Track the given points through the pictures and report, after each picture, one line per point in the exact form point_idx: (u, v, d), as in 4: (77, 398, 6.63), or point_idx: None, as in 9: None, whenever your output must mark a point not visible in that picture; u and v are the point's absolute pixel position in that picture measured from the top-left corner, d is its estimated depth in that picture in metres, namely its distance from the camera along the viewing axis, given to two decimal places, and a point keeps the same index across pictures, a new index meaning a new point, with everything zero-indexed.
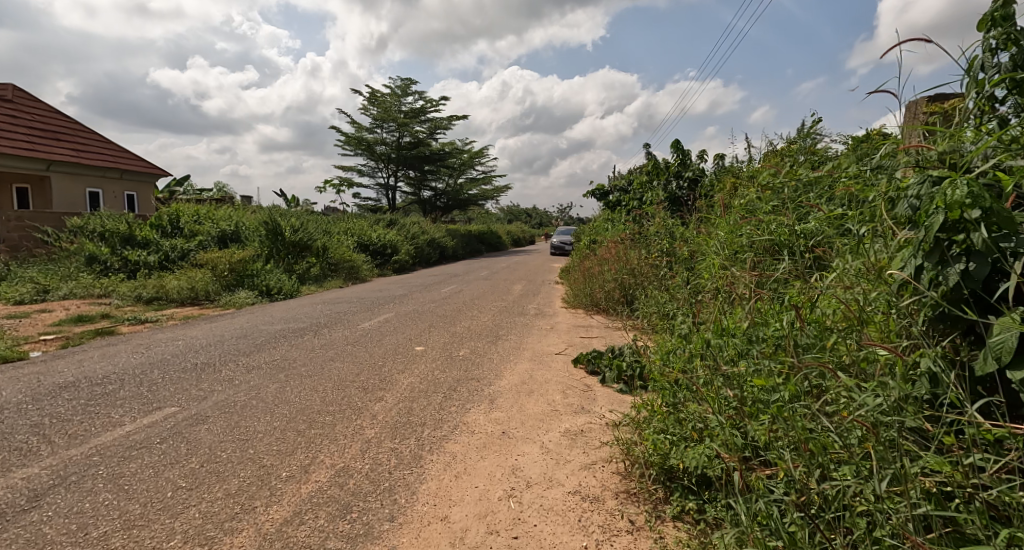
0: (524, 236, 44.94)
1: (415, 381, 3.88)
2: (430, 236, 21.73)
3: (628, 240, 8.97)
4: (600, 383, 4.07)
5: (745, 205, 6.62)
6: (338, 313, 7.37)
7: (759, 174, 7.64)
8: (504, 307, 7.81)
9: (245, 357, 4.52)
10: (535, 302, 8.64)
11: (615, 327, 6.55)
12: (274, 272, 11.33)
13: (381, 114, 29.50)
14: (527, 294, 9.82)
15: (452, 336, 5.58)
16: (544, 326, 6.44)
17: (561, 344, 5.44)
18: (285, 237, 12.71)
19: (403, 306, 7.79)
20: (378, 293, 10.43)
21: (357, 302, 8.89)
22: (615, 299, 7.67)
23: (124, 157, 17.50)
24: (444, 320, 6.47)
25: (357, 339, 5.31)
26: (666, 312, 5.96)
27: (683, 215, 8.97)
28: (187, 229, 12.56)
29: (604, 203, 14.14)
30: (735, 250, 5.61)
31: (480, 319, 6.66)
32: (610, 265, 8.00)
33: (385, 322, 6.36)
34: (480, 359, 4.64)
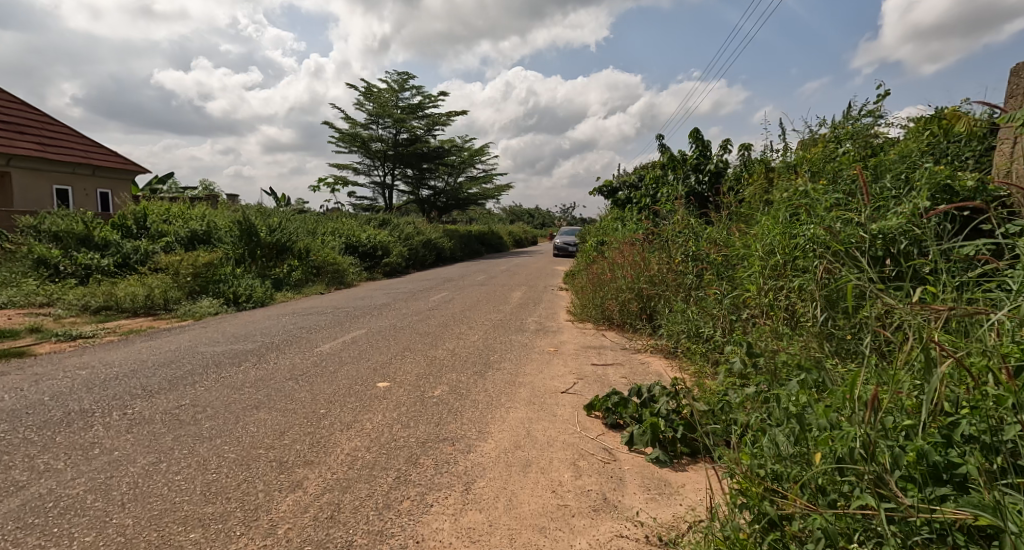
0: (526, 236, 43.68)
1: (360, 446, 2.73)
2: (426, 237, 20.59)
3: (644, 242, 7.78)
4: (624, 446, 2.87)
5: (792, 199, 5.43)
6: (303, 329, 6.20)
7: (801, 165, 6.45)
8: (497, 321, 6.67)
9: (141, 402, 3.34)
10: (534, 314, 7.49)
11: (632, 349, 5.40)
12: (245, 277, 10.23)
13: (376, 110, 28.43)
14: (525, 303, 8.66)
15: (430, 364, 4.43)
16: (544, 348, 5.29)
17: (567, 376, 4.29)
18: (260, 238, 11.59)
19: (382, 320, 6.64)
20: (360, 301, 9.29)
21: (335, 313, 7.74)
22: (631, 313, 6.51)
23: (96, 153, 16.51)
24: (424, 340, 5.34)
25: (307, 370, 4.14)
26: (699, 334, 4.82)
27: (707, 213, 7.82)
28: (153, 230, 11.49)
29: (612, 200, 12.97)
30: (788, 255, 4.42)
31: (467, 339, 5.51)
32: (624, 272, 6.82)
33: (351, 344, 5.18)
34: (460, 402, 3.49)
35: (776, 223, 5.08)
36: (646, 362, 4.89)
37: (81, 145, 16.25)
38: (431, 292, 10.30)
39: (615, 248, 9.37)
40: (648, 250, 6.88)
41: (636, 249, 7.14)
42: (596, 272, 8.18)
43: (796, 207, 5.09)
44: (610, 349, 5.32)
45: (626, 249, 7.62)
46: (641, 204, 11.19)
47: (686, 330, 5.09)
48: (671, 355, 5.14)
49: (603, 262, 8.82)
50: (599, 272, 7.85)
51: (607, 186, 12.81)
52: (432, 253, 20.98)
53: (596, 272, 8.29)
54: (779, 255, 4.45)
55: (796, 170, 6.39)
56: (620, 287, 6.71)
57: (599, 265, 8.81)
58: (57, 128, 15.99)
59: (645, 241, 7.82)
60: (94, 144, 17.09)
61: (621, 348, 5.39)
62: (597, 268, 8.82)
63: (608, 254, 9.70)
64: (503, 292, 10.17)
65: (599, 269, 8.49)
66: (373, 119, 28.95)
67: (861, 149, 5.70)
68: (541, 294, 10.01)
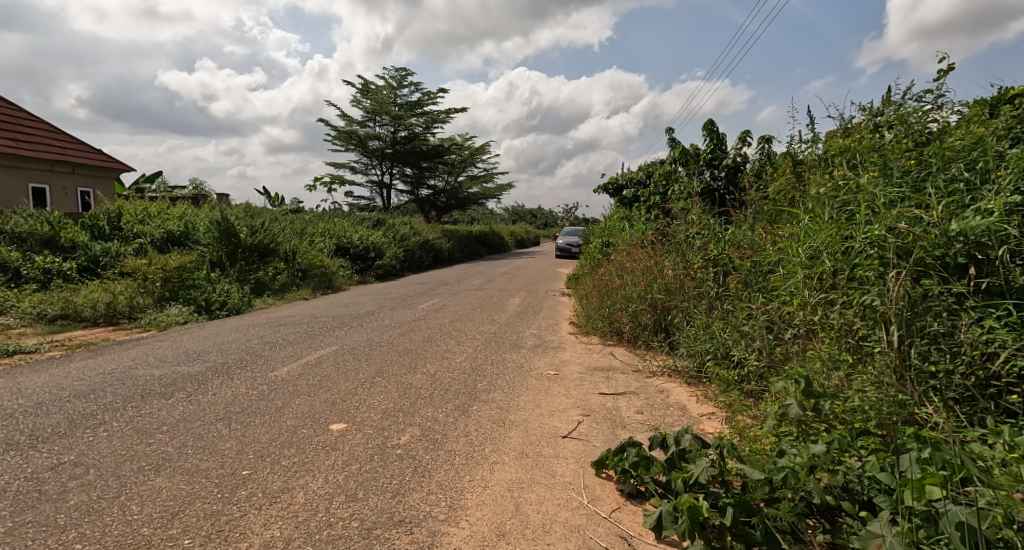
0: (528, 237, 42.91)
1: (279, 539, 1.94)
2: (423, 238, 19.81)
3: (656, 243, 6.93)
4: (651, 531, 2.07)
5: (834, 194, 4.62)
6: (268, 345, 5.41)
7: (837, 156, 5.63)
8: (490, 335, 5.87)
9: (13, 457, 2.55)
10: (532, 325, 6.69)
11: (646, 371, 4.58)
12: (221, 282, 9.45)
13: (373, 107, 27.74)
14: (523, 311, 7.84)
15: (400, 397, 3.62)
16: (542, 371, 4.47)
17: (569, 412, 3.49)
18: (240, 240, 10.82)
19: (360, 334, 5.84)
20: (344, 308, 8.50)
21: (312, 323, 6.94)
22: (643, 327, 5.69)
23: (77, 151, 15.84)
24: (401, 362, 4.55)
25: (247, 405, 3.34)
26: (732, 356, 4.02)
27: (728, 213, 6.99)
28: (127, 230, 10.76)
29: (617, 198, 12.17)
30: (839, 261, 3.59)
31: (452, 360, 4.69)
32: (635, 279, 6.00)
33: (312, 366, 4.37)
34: (431, 455, 2.71)
35: (820, 221, 4.24)
36: (664, 391, 4.07)
37: (60, 142, 15.57)
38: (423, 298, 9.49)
39: (622, 252, 8.55)
40: (663, 252, 6.05)
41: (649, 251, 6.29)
42: (603, 277, 7.36)
43: (842, 202, 4.26)
44: (622, 373, 4.50)
45: (635, 252, 6.80)
46: (649, 203, 10.36)
47: (713, 350, 4.28)
48: (694, 380, 4.32)
49: (610, 266, 8.00)
50: (606, 278, 7.03)
51: (613, 184, 11.99)
52: (429, 254, 20.20)
53: (603, 277, 7.48)
54: (828, 260, 3.63)
55: (833, 161, 5.56)
56: (631, 297, 5.89)
57: (606, 269, 7.99)
58: (35, 125, 15.31)
59: (658, 244, 6.99)
60: (75, 141, 16.42)
61: (634, 371, 4.58)
62: (604, 272, 8.00)
63: (614, 258, 8.87)
64: (499, 298, 9.36)
65: (605, 274, 7.67)
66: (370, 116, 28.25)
67: (911, 136, 4.89)
68: (541, 301, 9.20)
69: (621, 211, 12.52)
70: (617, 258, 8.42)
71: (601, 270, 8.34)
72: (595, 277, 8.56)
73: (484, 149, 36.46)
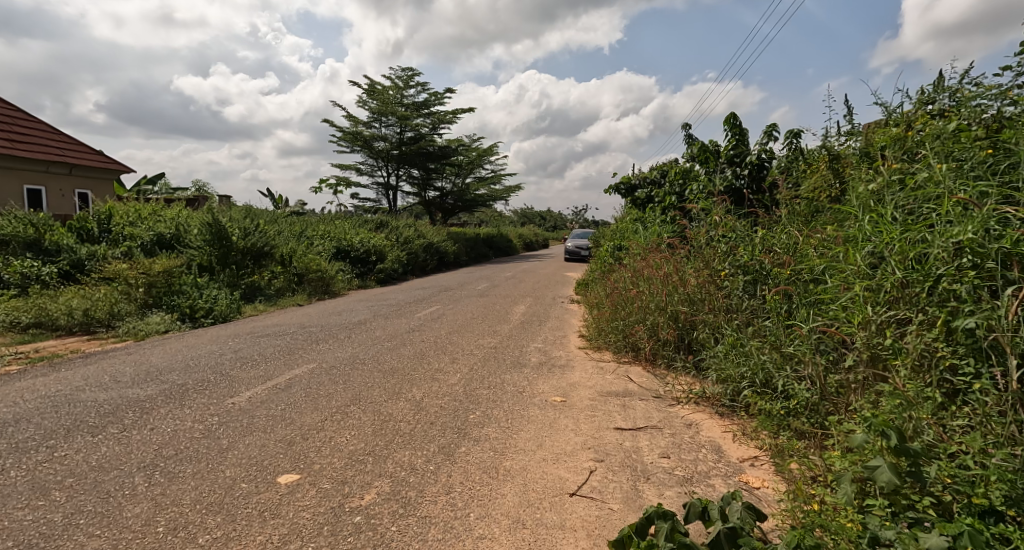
0: (537, 240, 42.33)
1: None
2: (427, 241, 19.27)
3: (676, 248, 6.26)
4: None
5: (892, 191, 3.93)
6: (240, 362, 4.80)
7: (884, 150, 4.95)
8: (489, 352, 5.23)
9: None
10: (537, 338, 6.05)
11: (668, 399, 3.93)
12: (209, 287, 8.91)
13: (379, 107, 27.34)
14: (527, 322, 7.20)
15: (374, 437, 2.99)
16: (547, 398, 3.84)
17: (578, 458, 2.85)
18: (232, 243, 10.26)
19: (345, 349, 5.22)
20: (337, 317, 7.91)
21: (297, 334, 6.33)
22: (662, 343, 5.03)
23: (74, 151, 15.48)
24: (385, 387, 3.94)
25: (183, 447, 2.71)
26: (777, 386, 3.36)
27: (756, 214, 6.32)
28: (116, 232, 10.27)
29: (629, 199, 11.52)
30: (914, 271, 2.92)
31: (443, 384, 4.06)
32: (654, 289, 5.34)
33: (279, 392, 3.74)
34: (399, 528, 2.08)
35: (880, 222, 3.55)
36: (693, 425, 3.41)
37: (57, 142, 15.19)
38: (423, 305, 8.88)
39: (637, 257, 7.89)
40: (685, 258, 5.38)
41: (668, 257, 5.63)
42: (617, 285, 6.69)
43: (907, 199, 3.57)
44: (640, 402, 3.84)
45: (651, 257, 6.14)
46: (664, 204, 9.70)
47: (749, 375, 3.61)
48: (726, 411, 3.65)
49: (624, 272, 7.33)
50: (620, 286, 6.37)
51: (625, 184, 11.34)
52: (434, 257, 19.65)
53: (616, 285, 6.81)
54: (899, 271, 2.96)
55: (883, 156, 4.88)
56: (649, 309, 5.24)
57: (620, 276, 7.31)
58: (31, 125, 14.96)
59: (678, 249, 6.32)
60: (74, 141, 16.05)
61: (655, 398, 3.92)
62: (617, 280, 7.33)
63: (627, 263, 8.20)
64: (503, 306, 8.71)
65: (618, 281, 7.01)
66: (376, 117, 27.83)
67: (977, 124, 4.21)
68: (548, 309, 8.56)
69: (634, 213, 11.86)
70: (631, 263, 7.77)
71: (614, 277, 7.67)
72: (608, 284, 7.90)
73: (492, 151, 35.94)
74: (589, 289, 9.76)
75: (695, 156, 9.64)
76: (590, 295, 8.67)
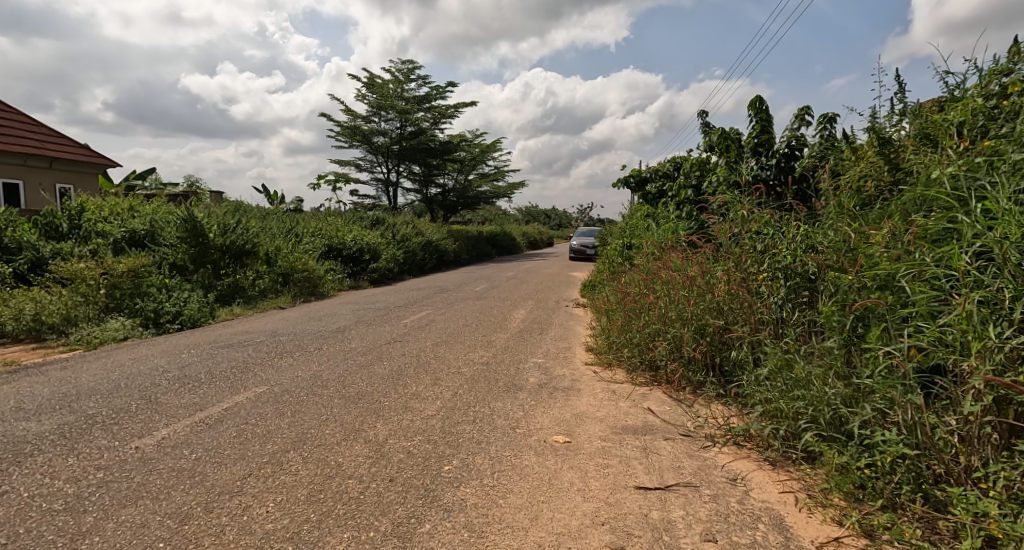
0: (541, 238, 41.53)
1: None
2: (426, 239, 18.52)
3: (699, 248, 5.40)
4: None
5: (992, 173, 3.07)
6: (179, 383, 3.98)
7: (958, 128, 4.11)
8: (479, 373, 4.42)
9: None
10: (537, 351, 5.25)
11: (700, 439, 3.12)
12: (179, 288, 8.14)
13: (378, 101, 26.68)
14: (526, 331, 6.38)
15: (305, 507, 2.16)
16: (546, 440, 3.03)
17: (588, 542, 2.03)
18: (209, 240, 9.47)
19: (309, 367, 4.40)
20: (316, 323, 7.12)
21: (263, 345, 5.52)
22: (687, 362, 4.21)
23: (55, 144, 14.77)
24: (342, 422, 3.14)
25: (23, 534, 1.89)
26: (859, 432, 2.53)
27: (792, 207, 5.48)
28: (86, 229, 9.52)
29: (639, 194, 10.69)
30: None
31: (417, 419, 3.23)
32: (677, 297, 4.51)
33: (203, 430, 2.91)
34: None
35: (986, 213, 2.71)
36: (739, 481, 2.58)
37: (36, 134, 14.49)
38: (414, 310, 8.08)
39: (651, 258, 7.07)
40: (713, 259, 4.53)
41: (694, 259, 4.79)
42: (631, 289, 5.86)
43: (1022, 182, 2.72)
44: (665, 445, 3.02)
45: (671, 258, 5.31)
46: (679, 198, 8.88)
47: (813, 413, 2.79)
48: (778, 458, 2.82)
49: (638, 275, 6.49)
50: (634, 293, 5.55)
51: (634, 177, 10.52)
52: (433, 256, 18.91)
53: (629, 291, 5.98)
54: None
55: (959, 134, 4.03)
56: (671, 321, 4.41)
57: (633, 277, 6.48)
58: (9, 115, 14.25)
59: (702, 248, 5.48)
60: (56, 134, 15.36)
61: (683, 439, 3.11)
62: (629, 283, 6.49)
63: (640, 266, 7.38)
64: (502, 311, 7.92)
65: (629, 285, 6.19)
66: (376, 111, 27.10)
67: None
68: (550, 314, 7.77)
69: (645, 208, 11.04)
70: (644, 264, 6.94)
71: (627, 279, 6.84)
72: (620, 287, 7.08)
73: (495, 147, 35.18)
74: (596, 292, 8.94)
75: (713, 146, 8.82)
76: (598, 299, 7.87)
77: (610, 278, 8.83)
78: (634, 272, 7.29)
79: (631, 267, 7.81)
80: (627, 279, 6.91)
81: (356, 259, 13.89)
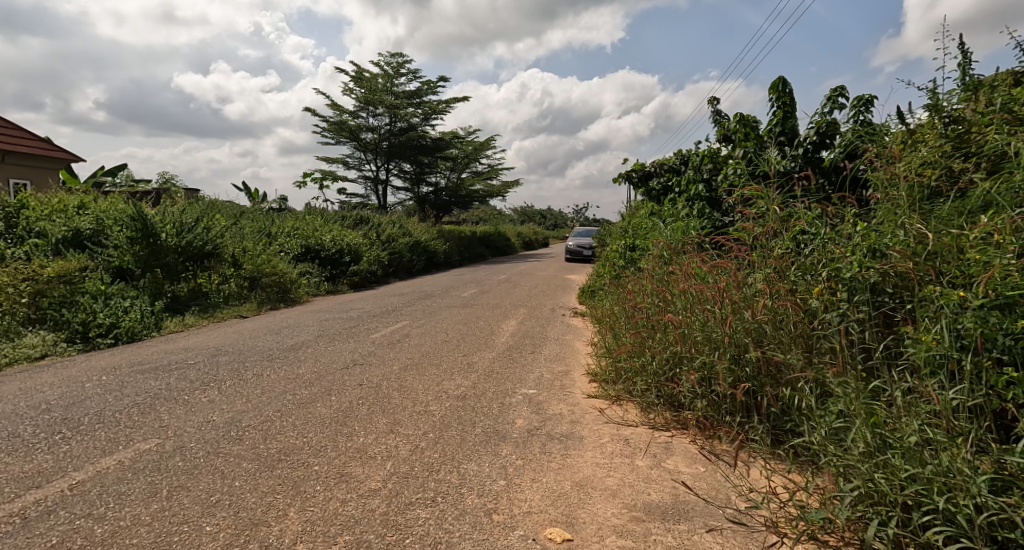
0: (536, 239, 40.71)
1: None
2: (413, 240, 17.55)
3: (727, 254, 4.48)
4: None
5: None
6: (47, 432, 2.95)
7: None
8: (453, 413, 3.47)
9: None
10: (527, 380, 4.33)
11: (759, 531, 2.18)
12: (121, 295, 7.15)
13: (366, 95, 25.75)
14: (515, 349, 5.43)
15: None
16: (534, 536, 2.08)
17: None
18: (163, 241, 8.46)
19: (231, 407, 3.37)
20: (274, 337, 6.14)
21: (194, 369, 4.50)
22: (722, 401, 3.29)
23: (10, 137, 13.67)
24: (241, 508, 2.15)
25: None
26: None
27: (839, 201, 4.57)
28: (24, 228, 8.46)
29: (642, 190, 9.78)
30: None
31: (354, 500, 2.26)
32: (710, 317, 3.60)
33: (8, 535, 1.87)
34: None
35: None
36: None
37: None
38: (392, 321, 7.09)
39: (664, 265, 6.16)
40: (756, 269, 3.65)
41: (728, 268, 3.89)
42: (644, 302, 4.93)
43: None
44: (709, 543, 2.08)
45: (691, 265, 4.38)
46: (690, 195, 7.96)
47: (944, 507, 1.86)
48: None
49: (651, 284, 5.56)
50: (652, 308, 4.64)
51: (638, 172, 9.61)
52: (421, 258, 17.93)
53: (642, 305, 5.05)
54: None
55: None
56: (704, 348, 3.50)
57: (645, 287, 5.55)
58: None
59: (730, 253, 4.56)
60: (12, 127, 14.24)
61: (734, 529, 2.17)
62: (639, 293, 5.56)
63: (650, 271, 6.45)
64: (491, 323, 6.96)
65: (638, 295, 5.26)
66: (364, 106, 26.13)
67: None
68: (544, 326, 6.84)
69: (649, 206, 10.12)
70: (656, 272, 6.02)
71: (637, 289, 5.88)
72: (627, 297, 6.13)
73: (489, 145, 34.27)
74: (597, 300, 7.99)
75: (726, 135, 7.91)
76: (600, 310, 6.92)
77: (613, 284, 7.88)
78: (643, 280, 6.36)
79: (639, 274, 6.88)
80: (636, 288, 5.97)
81: (336, 260, 12.92)
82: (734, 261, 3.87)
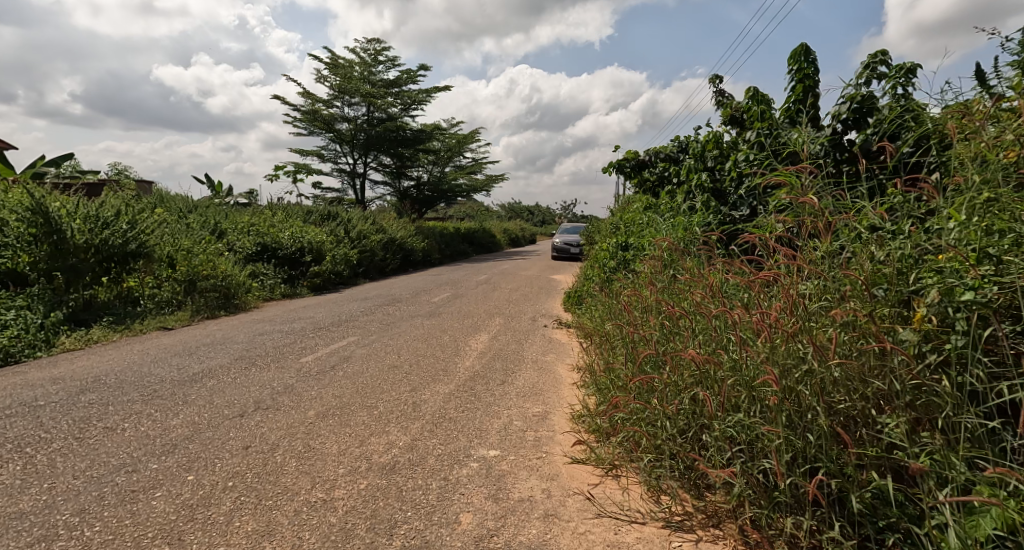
0: (523, 235, 39.73)
1: None
2: (387, 237, 16.31)
3: (761, 260, 3.37)
4: None
5: None
6: None
7: None
8: (367, 502, 2.30)
9: None
10: (490, 431, 3.20)
11: None
12: (4, 305, 5.89)
13: (340, 83, 24.38)
14: (480, 379, 4.28)
15: None
16: None
17: None
18: (69, 238, 7.20)
19: (10, 504, 2.13)
20: (182, 360, 4.93)
21: (32, 417, 3.29)
22: (773, 487, 2.18)
23: None
24: None
25: None
26: None
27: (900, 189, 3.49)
28: None
29: (635, 182, 8.70)
30: None
31: None
32: (753, 352, 2.50)
33: None
34: None
35: None
36: None
37: None
38: (340, 336, 5.88)
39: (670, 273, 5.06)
40: (811, 273, 2.57)
41: (771, 279, 2.79)
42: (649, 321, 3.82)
43: None
44: None
45: (713, 280, 3.30)
46: (693, 187, 6.88)
47: None
48: None
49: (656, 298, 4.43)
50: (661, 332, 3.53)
51: (630, 161, 8.50)
52: (396, 256, 16.69)
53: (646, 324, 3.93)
54: None
55: None
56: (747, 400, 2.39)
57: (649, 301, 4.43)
58: None
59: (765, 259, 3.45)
60: None
61: None
62: (642, 307, 4.45)
63: (650, 278, 5.36)
64: (458, 339, 5.79)
65: (639, 311, 4.16)
66: (339, 95, 24.76)
67: None
68: (520, 342, 5.72)
69: (643, 200, 9.04)
70: (658, 280, 4.93)
71: (636, 302, 4.74)
72: (623, 310, 5.00)
73: (473, 138, 33.02)
74: (586, 309, 6.88)
75: (734, 118, 6.80)
76: (589, 324, 5.80)
77: (604, 290, 6.77)
78: (642, 289, 5.24)
79: (635, 281, 5.78)
80: (636, 300, 4.83)
81: (295, 259, 11.71)
82: (783, 266, 2.74)
